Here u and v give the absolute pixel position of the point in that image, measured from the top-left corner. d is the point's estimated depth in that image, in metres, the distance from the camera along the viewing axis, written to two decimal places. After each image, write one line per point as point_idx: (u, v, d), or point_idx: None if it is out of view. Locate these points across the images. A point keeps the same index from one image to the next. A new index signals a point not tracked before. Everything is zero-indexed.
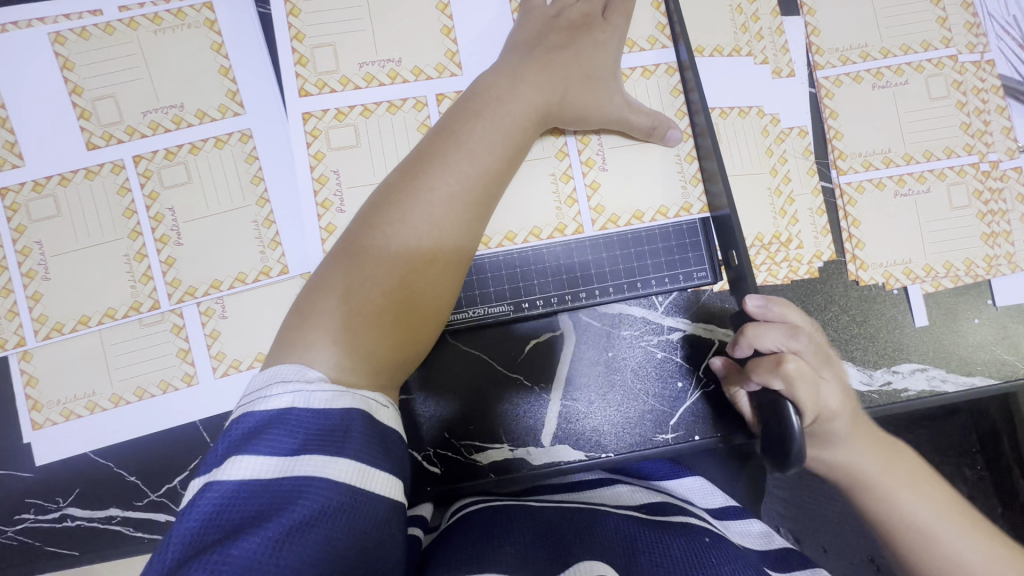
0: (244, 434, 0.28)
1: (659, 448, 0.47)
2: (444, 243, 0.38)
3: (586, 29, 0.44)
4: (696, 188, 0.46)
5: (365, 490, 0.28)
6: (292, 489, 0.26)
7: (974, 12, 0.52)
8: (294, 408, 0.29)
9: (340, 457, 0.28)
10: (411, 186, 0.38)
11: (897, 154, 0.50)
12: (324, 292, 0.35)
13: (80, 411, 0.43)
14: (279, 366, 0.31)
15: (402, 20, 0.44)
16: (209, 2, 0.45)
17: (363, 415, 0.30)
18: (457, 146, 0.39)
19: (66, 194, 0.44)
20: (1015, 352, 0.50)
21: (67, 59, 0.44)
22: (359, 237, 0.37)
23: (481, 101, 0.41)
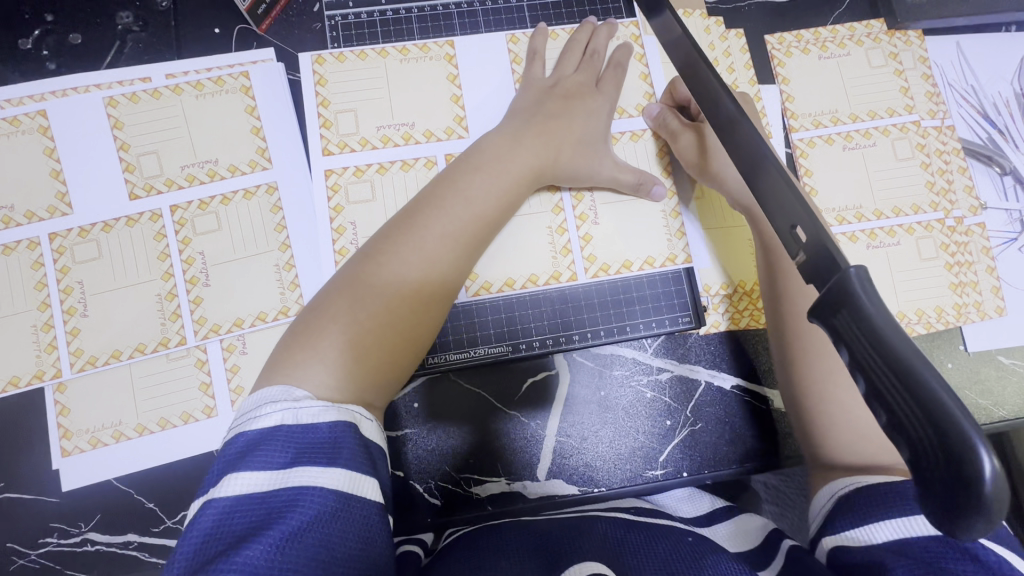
0: (238, 453, 0.31)
1: (649, 484, 0.49)
2: (432, 275, 0.42)
3: (580, 97, 0.50)
4: (680, 243, 0.51)
5: (355, 493, 0.31)
6: (288, 497, 0.30)
7: (934, 82, 0.57)
8: (284, 425, 0.32)
9: (331, 467, 0.31)
10: (407, 225, 0.42)
11: (868, 209, 0.55)
12: (320, 316, 0.39)
13: (106, 439, 0.46)
14: (267, 389, 0.35)
15: (416, 89, 0.50)
16: (245, 71, 0.51)
17: (349, 427, 0.33)
18: (454, 194, 0.44)
19: (108, 239, 0.49)
20: (986, 396, 0.53)
21: (117, 120, 0.50)
22: (357, 267, 0.41)
23: (483, 159, 0.46)
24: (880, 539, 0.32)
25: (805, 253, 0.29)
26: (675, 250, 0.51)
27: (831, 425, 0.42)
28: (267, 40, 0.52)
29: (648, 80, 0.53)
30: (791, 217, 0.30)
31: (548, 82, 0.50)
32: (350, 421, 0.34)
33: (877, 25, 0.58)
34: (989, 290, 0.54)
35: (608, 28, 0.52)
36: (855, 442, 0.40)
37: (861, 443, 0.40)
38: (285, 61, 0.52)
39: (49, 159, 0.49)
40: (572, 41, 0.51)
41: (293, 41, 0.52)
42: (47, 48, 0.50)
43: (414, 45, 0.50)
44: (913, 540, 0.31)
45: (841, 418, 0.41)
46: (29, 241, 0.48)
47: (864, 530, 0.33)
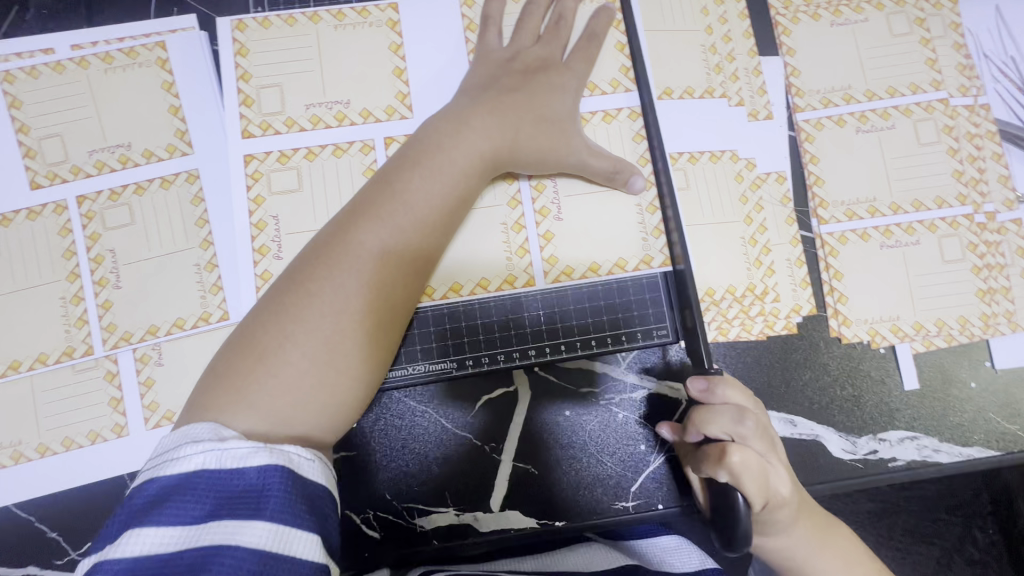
0: (146, 503, 0.26)
1: (619, 517, 0.43)
2: (378, 302, 0.34)
3: (543, 70, 0.42)
4: (657, 238, 0.43)
5: (285, 556, 0.26)
6: (198, 562, 0.24)
7: (967, 53, 0.49)
8: (203, 471, 0.27)
9: (254, 522, 0.25)
10: (338, 243, 0.35)
11: (883, 203, 0.47)
12: (240, 368, 0.32)
13: (4, 461, 0.41)
14: (191, 426, 0.29)
15: (353, 61, 0.43)
16: (161, 41, 0.45)
17: (284, 472, 0.27)
18: (396, 195, 0.36)
19: (6, 235, 0.43)
20: (1015, 420, 0.46)
21: (15, 98, 0.44)
22: (284, 295, 0.34)
23: (423, 145, 0.39)
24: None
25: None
26: (650, 248, 0.43)
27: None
28: (189, 5, 0.46)
29: (625, 51, 0.45)
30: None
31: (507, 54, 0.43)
32: (284, 462, 0.28)
33: None
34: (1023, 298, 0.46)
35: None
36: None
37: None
38: (208, 30, 0.45)
39: None
40: (535, 4, 0.44)
41: (216, 6, 0.45)
42: None
43: (351, 9, 0.43)
44: None
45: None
46: None
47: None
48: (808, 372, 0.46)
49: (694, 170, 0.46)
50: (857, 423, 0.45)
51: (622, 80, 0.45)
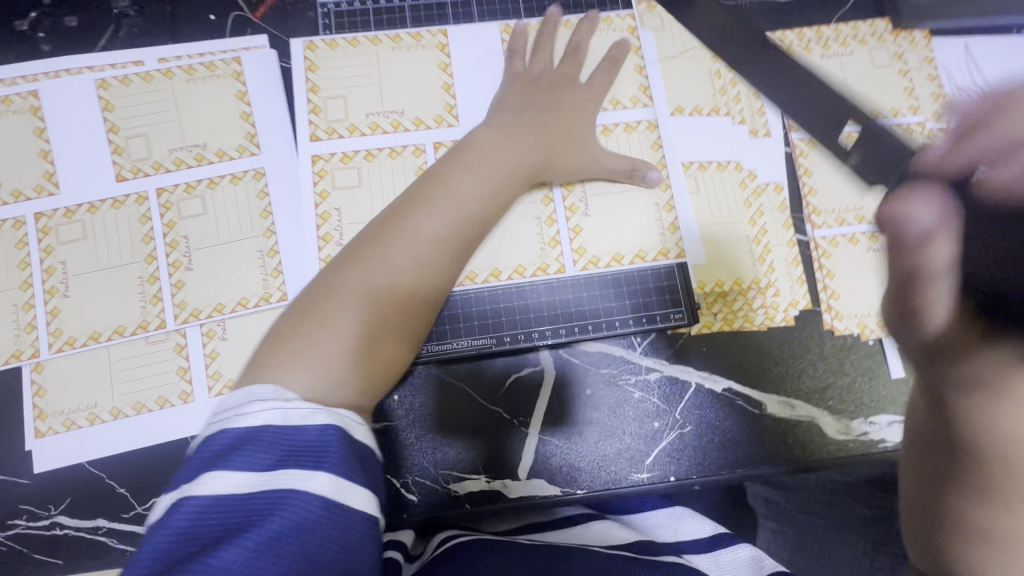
0: (219, 451, 0.30)
1: (634, 487, 0.48)
2: (422, 281, 0.40)
3: (569, 92, 0.50)
4: (671, 234, 0.51)
5: (343, 504, 0.30)
6: (271, 503, 0.28)
7: (940, 84, 0.56)
8: (270, 425, 0.31)
9: (316, 472, 0.29)
10: (394, 228, 0.41)
11: (869, 211, 0.53)
12: (302, 325, 0.37)
13: (81, 422, 0.45)
14: (254, 385, 0.33)
15: (407, 76, 0.50)
16: (237, 57, 0.51)
17: (341, 431, 0.31)
18: (443, 191, 0.42)
19: (93, 221, 0.48)
20: None
21: (108, 102, 0.50)
22: (341, 267, 0.39)
23: (471, 154, 0.45)
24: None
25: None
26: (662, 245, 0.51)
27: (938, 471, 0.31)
28: (261, 26, 0.52)
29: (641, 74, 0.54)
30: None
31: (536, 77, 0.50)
32: (340, 424, 0.32)
33: (881, 24, 0.57)
34: None
35: (590, 25, 0.53)
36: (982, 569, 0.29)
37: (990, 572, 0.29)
38: (277, 48, 0.52)
39: (38, 140, 0.49)
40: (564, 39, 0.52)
41: (286, 28, 0.52)
42: (42, 30, 0.50)
43: (405, 35, 0.50)
44: None
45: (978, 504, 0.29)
46: (14, 220, 0.48)
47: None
48: (800, 361, 0.50)
49: (704, 177, 0.52)
50: (849, 407, 0.50)
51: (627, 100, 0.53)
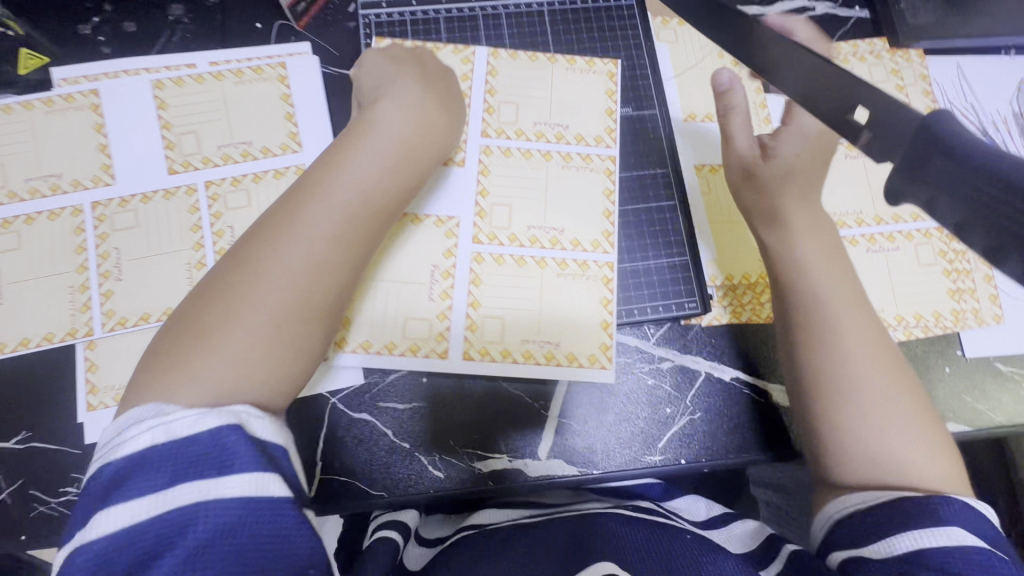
0: (106, 486, 0.28)
1: (648, 468, 0.51)
2: (321, 281, 0.37)
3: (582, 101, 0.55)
4: (607, 239, 0.54)
5: (263, 497, 0.29)
6: (179, 521, 0.27)
7: (934, 98, 0.60)
8: (155, 444, 0.29)
9: (220, 478, 0.28)
10: (282, 221, 0.37)
11: (868, 215, 0.57)
12: (185, 338, 0.34)
13: None
14: (133, 410, 0.31)
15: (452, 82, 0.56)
16: (282, 61, 0.55)
17: (232, 428, 0.30)
18: (320, 193, 0.38)
19: (145, 210, 0.52)
20: (985, 401, 0.54)
21: (162, 101, 0.53)
22: (224, 279, 0.36)
23: (374, 131, 0.42)
24: (900, 551, 0.33)
25: (871, 132, 0.28)
26: (601, 248, 0.54)
27: (827, 394, 0.40)
28: (304, 35, 0.57)
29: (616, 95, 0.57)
30: (841, 110, 0.30)
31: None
32: (235, 421, 0.31)
33: (880, 43, 0.61)
34: (987, 298, 0.55)
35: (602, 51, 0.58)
36: (869, 467, 0.38)
37: (876, 469, 0.38)
38: (319, 55, 0.56)
39: (97, 134, 0.52)
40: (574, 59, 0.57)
41: (328, 37, 0.57)
42: (103, 34, 0.55)
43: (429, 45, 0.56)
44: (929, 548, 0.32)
45: (848, 414, 0.39)
46: (72, 208, 0.51)
47: (883, 543, 0.34)
48: None
49: (715, 180, 0.56)
50: None
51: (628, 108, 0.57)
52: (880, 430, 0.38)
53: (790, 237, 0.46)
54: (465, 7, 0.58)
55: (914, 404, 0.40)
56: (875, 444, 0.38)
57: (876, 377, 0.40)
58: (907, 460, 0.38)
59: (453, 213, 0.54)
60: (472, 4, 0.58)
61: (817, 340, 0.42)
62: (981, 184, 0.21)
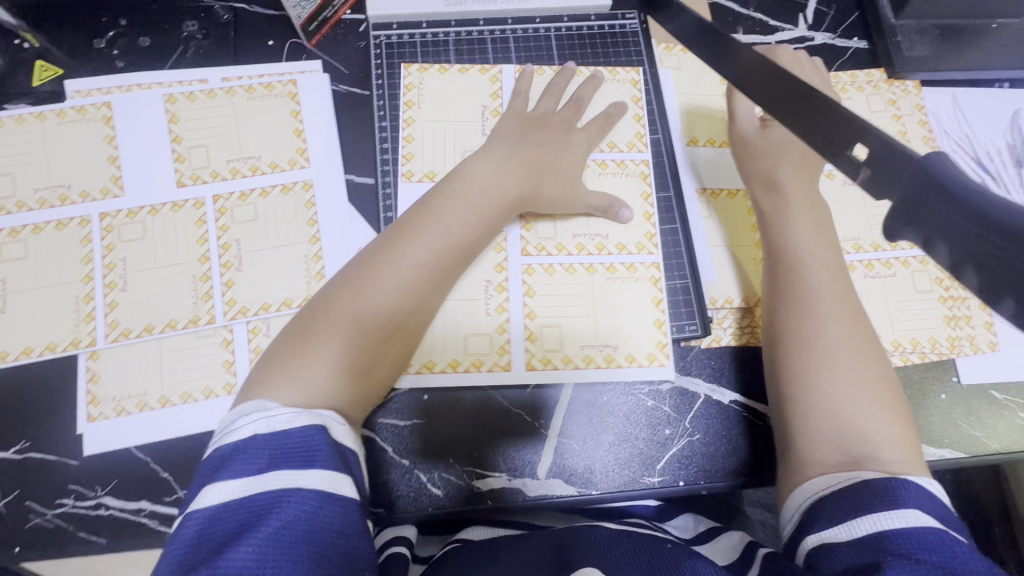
0: (215, 465, 0.33)
1: (645, 490, 0.51)
2: (411, 305, 0.44)
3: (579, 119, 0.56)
4: (650, 240, 0.55)
5: (337, 494, 0.33)
6: (269, 501, 0.31)
7: (930, 128, 0.62)
8: (257, 433, 0.34)
9: (307, 469, 0.33)
10: (383, 254, 0.44)
11: (866, 241, 0.58)
12: (297, 345, 0.41)
13: (131, 408, 0.49)
14: (244, 404, 0.37)
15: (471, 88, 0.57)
16: (293, 79, 0.56)
17: (320, 429, 0.35)
18: (428, 227, 0.46)
19: (153, 222, 0.52)
20: (980, 427, 0.55)
21: (174, 115, 0.54)
22: (328, 301, 0.43)
23: (467, 180, 0.49)
24: (861, 534, 0.35)
25: (870, 168, 0.28)
26: (646, 250, 0.55)
27: (798, 365, 0.44)
28: (315, 53, 0.58)
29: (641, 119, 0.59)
30: (839, 146, 0.31)
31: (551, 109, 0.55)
32: (323, 423, 0.36)
33: (877, 73, 0.63)
34: (982, 325, 0.56)
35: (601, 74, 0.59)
36: (836, 432, 0.41)
37: (841, 434, 0.41)
38: (330, 73, 0.57)
39: (107, 146, 0.53)
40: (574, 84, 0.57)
41: (339, 55, 0.58)
42: (117, 48, 0.56)
43: (456, 67, 0.57)
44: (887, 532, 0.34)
45: (819, 384, 0.43)
46: (80, 219, 0.52)
47: (845, 528, 0.36)
48: None
49: (716, 204, 0.58)
50: None
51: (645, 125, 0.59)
52: (846, 398, 0.42)
53: (782, 222, 0.49)
54: (474, 29, 0.59)
55: (877, 372, 0.43)
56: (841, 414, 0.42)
57: (846, 349, 0.44)
58: (869, 427, 0.41)
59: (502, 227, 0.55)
60: (481, 27, 0.59)
61: (791, 316, 0.46)
62: (978, 225, 0.22)
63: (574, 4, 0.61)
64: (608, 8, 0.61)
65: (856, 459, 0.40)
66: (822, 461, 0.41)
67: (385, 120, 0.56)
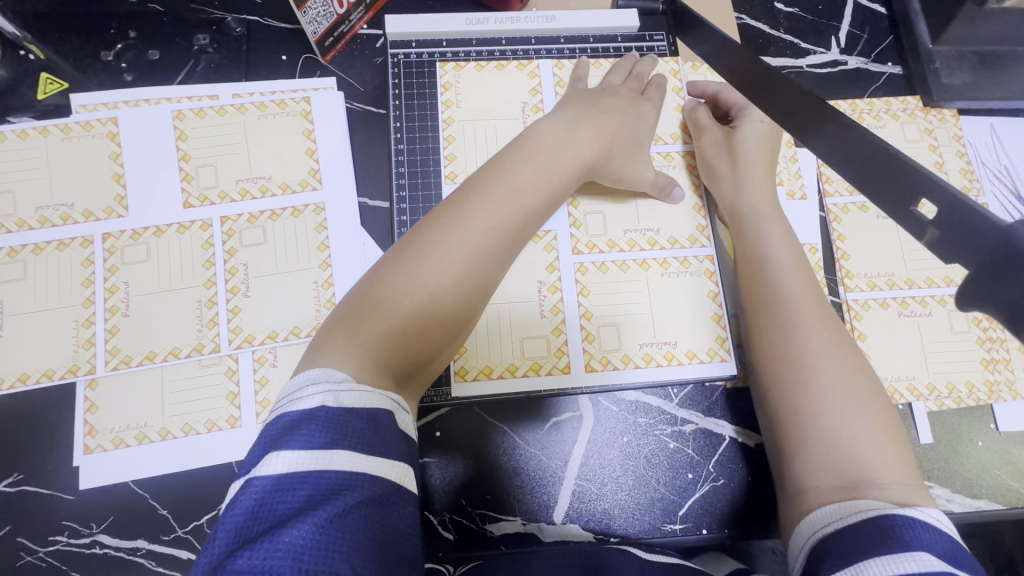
0: (279, 433, 0.30)
1: (666, 537, 0.48)
2: (478, 268, 0.41)
3: (631, 103, 0.53)
4: (702, 233, 0.55)
5: (399, 488, 0.31)
6: (335, 483, 0.28)
7: (968, 160, 0.59)
8: (323, 405, 0.31)
9: (373, 455, 0.30)
10: (453, 213, 0.42)
11: (900, 278, 0.55)
12: (361, 305, 0.38)
13: (130, 440, 0.46)
14: (307, 371, 0.34)
15: (502, 86, 0.56)
16: (307, 97, 0.54)
17: (386, 414, 0.33)
18: (500, 188, 0.43)
19: (157, 244, 0.50)
20: (1020, 478, 0.52)
21: (182, 132, 0.52)
22: (393, 263, 0.40)
23: (535, 147, 0.46)
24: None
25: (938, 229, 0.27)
26: (698, 243, 0.54)
27: (785, 381, 0.43)
28: (330, 70, 0.56)
29: (683, 111, 0.57)
30: (903, 200, 0.30)
31: (593, 98, 0.52)
32: (387, 410, 0.34)
33: (913, 101, 0.60)
34: (1022, 369, 0.53)
35: (651, 61, 0.56)
36: (827, 450, 0.39)
37: (832, 451, 0.39)
38: (344, 90, 0.55)
39: (112, 163, 0.51)
40: (612, 81, 0.55)
41: (354, 73, 0.56)
42: (125, 61, 0.54)
43: (491, 64, 0.56)
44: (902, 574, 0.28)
45: (805, 400, 0.41)
46: (82, 239, 0.50)
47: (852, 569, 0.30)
48: None
49: None
50: None
51: (683, 135, 0.57)
52: (840, 419, 0.39)
53: (761, 237, 0.49)
54: (495, 49, 0.57)
55: (866, 384, 0.41)
56: (835, 433, 0.39)
57: (835, 364, 0.41)
58: (860, 442, 0.38)
59: (550, 227, 0.54)
60: (503, 47, 0.57)
61: (775, 332, 0.44)
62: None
63: (599, 25, 0.58)
64: (635, 30, 0.59)
65: (853, 482, 0.37)
66: (819, 487, 0.38)
67: (402, 142, 0.54)
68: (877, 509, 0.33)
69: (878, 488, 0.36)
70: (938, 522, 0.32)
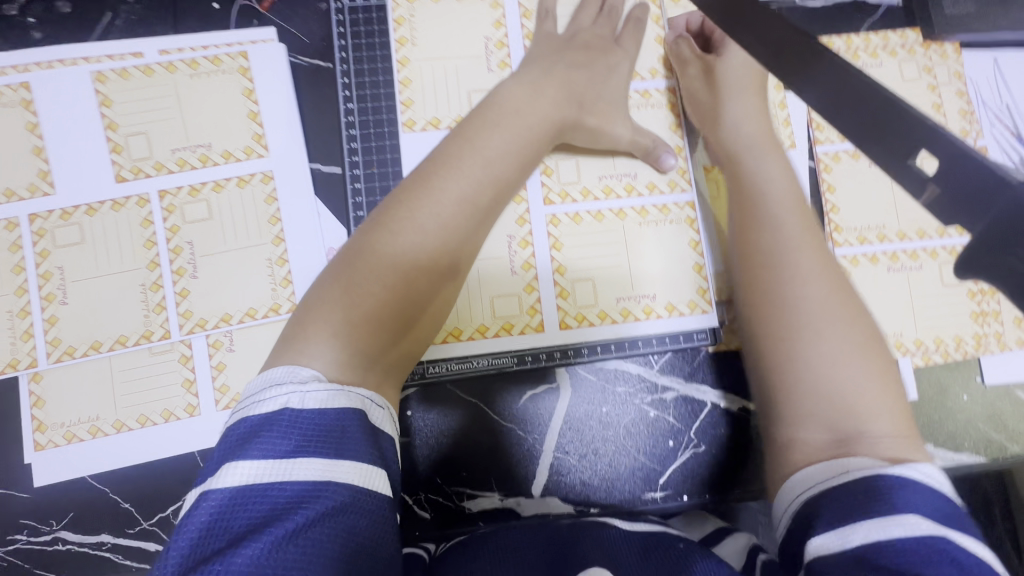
0: (240, 439, 0.28)
1: (647, 506, 0.47)
2: (451, 239, 0.38)
3: (599, 46, 0.49)
4: (684, 176, 0.50)
5: (369, 491, 0.28)
6: (296, 494, 0.26)
7: (969, 99, 0.55)
8: (288, 408, 0.29)
9: (341, 460, 0.28)
10: (421, 185, 0.38)
11: (891, 230, 0.52)
12: (331, 292, 0.35)
13: (83, 434, 0.44)
14: (272, 370, 0.31)
15: (462, 22, 0.50)
16: (244, 51, 0.48)
17: (358, 414, 0.30)
18: (470, 156, 0.40)
19: (91, 223, 0.46)
20: (1003, 430, 0.51)
21: (105, 97, 0.47)
22: (362, 239, 0.37)
23: (497, 107, 0.42)
24: (855, 543, 0.28)
25: None
26: (679, 188, 0.50)
27: (781, 340, 0.40)
28: (268, 18, 0.49)
29: (662, 44, 0.51)
30: None
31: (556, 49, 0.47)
32: (359, 408, 0.31)
33: (912, 35, 0.55)
34: (1012, 320, 0.52)
35: None
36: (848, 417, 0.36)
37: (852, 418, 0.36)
38: (287, 42, 0.49)
39: (31, 135, 0.46)
40: (579, 22, 0.50)
41: (296, 20, 0.49)
42: (31, 16, 0.47)
43: None
44: (889, 543, 0.27)
45: (821, 366, 0.38)
46: (7, 221, 0.46)
47: (837, 534, 0.29)
48: None
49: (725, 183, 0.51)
50: None
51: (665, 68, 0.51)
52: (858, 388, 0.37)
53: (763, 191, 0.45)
54: None
55: (861, 334, 0.39)
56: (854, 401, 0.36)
57: (845, 326, 0.39)
58: (864, 400, 0.36)
59: None
60: None
61: (789, 295, 0.41)
62: None
63: None
64: None
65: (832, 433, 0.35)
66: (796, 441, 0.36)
67: (351, 101, 0.49)
68: (865, 469, 0.32)
69: (856, 441, 0.34)
70: (929, 478, 0.30)
